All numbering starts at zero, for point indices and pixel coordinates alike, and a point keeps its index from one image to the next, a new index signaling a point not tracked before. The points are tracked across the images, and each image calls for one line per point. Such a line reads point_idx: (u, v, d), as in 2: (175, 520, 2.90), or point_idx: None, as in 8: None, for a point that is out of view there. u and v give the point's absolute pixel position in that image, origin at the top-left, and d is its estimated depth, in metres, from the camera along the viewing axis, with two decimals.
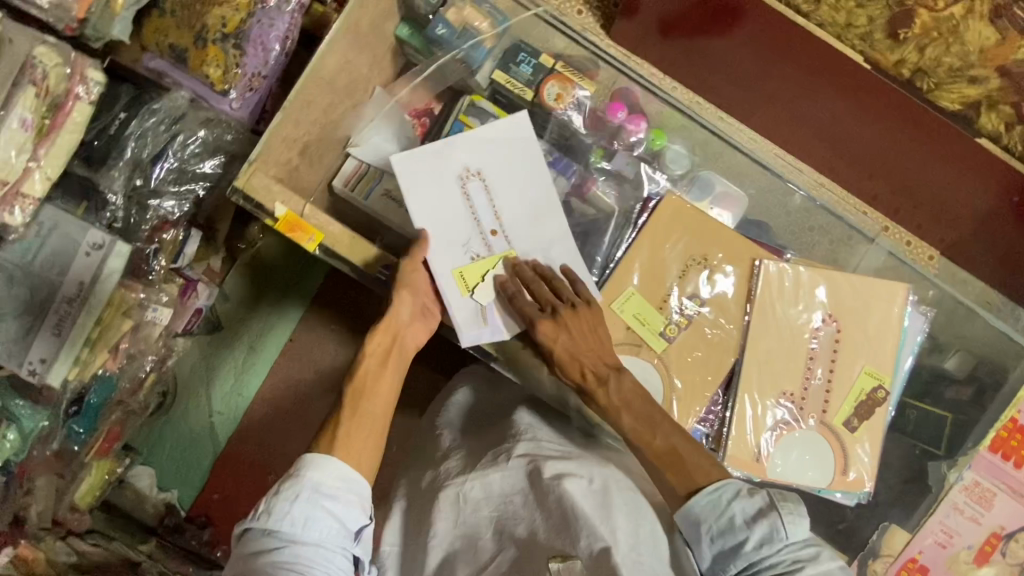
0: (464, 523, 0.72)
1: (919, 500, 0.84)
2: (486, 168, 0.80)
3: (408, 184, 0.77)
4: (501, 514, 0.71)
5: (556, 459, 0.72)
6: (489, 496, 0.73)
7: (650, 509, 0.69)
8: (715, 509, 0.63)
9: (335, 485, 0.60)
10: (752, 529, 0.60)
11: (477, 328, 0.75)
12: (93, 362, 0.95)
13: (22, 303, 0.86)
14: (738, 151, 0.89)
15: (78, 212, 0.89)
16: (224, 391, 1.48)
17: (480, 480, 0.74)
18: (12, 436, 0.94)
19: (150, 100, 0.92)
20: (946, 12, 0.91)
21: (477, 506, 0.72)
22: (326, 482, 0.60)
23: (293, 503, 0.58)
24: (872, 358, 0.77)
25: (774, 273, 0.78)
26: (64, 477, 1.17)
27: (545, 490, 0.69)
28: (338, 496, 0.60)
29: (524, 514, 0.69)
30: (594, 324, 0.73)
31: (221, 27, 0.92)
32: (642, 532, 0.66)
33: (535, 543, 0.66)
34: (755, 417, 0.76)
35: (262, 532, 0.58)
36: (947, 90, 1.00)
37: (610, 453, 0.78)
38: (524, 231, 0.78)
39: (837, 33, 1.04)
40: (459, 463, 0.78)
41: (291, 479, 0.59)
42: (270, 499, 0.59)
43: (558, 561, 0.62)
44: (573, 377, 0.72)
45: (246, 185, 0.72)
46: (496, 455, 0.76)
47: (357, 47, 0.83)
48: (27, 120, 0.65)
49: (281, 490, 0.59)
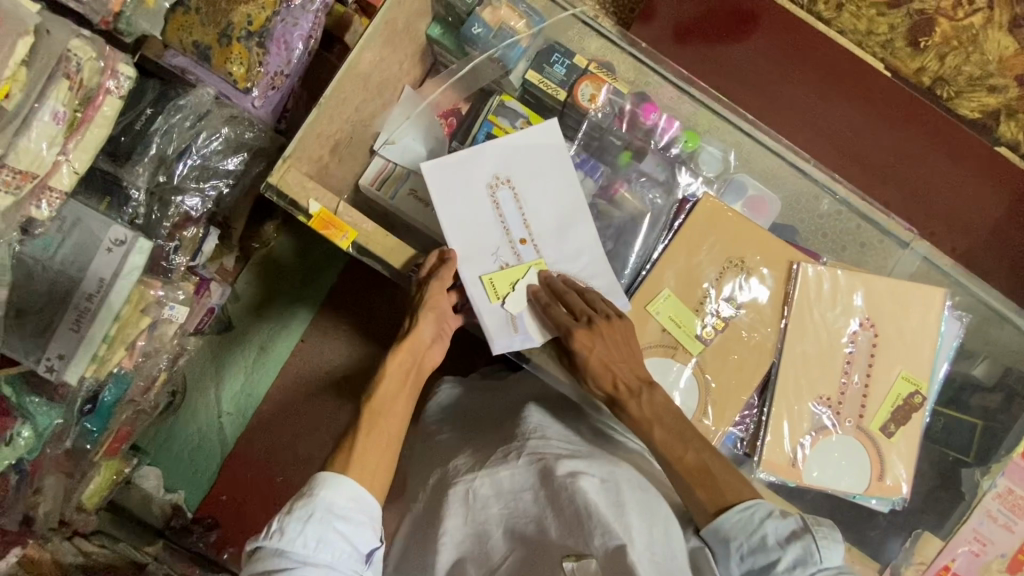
0: (475, 522, 0.72)
1: (953, 506, 0.81)
2: (515, 176, 0.79)
3: (437, 192, 0.77)
4: (511, 511, 0.71)
5: (567, 456, 0.72)
6: (498, 492, 0.73)
7: (664, 504, 0.67)
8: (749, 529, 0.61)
9: (348, 503, 0.59)
10: (785, 550, 0.59)
11: (507, 335, 0.74)
12: (110, 359, 0.94)
13: (42, 299, 0.85)
14: (768, 154, 0.90)
15: (101, 208, 0.87)
16: (234, 392, 1.47)
17: (489, 477, 0.74)
18: (26, 432, 0.91)
19: (176, 96, 0.91)
20: (966, 21, 1.02)
21: (488, 503, 0.72)
22: (341, 499, 0.59)
23: (308, 521, 0.57)
24: (909, 363, 0.77)
25: (812, 277, 0.78)
26: (73, 478, 1.16)
27: (557, 488, 0.67)
28: (353, 515, 0.59)
29: (535, 512, 0.69)
30: (628, 335, 0.72)
31: (246, 25, 0.92)
32: (655, 531, 0.63)
33: (546, 543, 0.65)
34: (791, 421, 0.76)
35: (272, 554, 0.56)
36: (967, 98, 1.09)
37: (622, 452, 0.78)
38: (553, 239, 0.78)
39: (858, 41, 1.12)
40: (468, 460, 0.78)
41: (306, 497, 0.58)
42: (284, 518, 0.57)
43: (572, 560, 0.61)
44: (605, 388, 0.72)
45: (280, 182, 0.73)
46: (507, 452, 0.76)
47: (388, 47, 0.84)
48: (59, 113, 0.65)
49: (294, 508, 0.58)
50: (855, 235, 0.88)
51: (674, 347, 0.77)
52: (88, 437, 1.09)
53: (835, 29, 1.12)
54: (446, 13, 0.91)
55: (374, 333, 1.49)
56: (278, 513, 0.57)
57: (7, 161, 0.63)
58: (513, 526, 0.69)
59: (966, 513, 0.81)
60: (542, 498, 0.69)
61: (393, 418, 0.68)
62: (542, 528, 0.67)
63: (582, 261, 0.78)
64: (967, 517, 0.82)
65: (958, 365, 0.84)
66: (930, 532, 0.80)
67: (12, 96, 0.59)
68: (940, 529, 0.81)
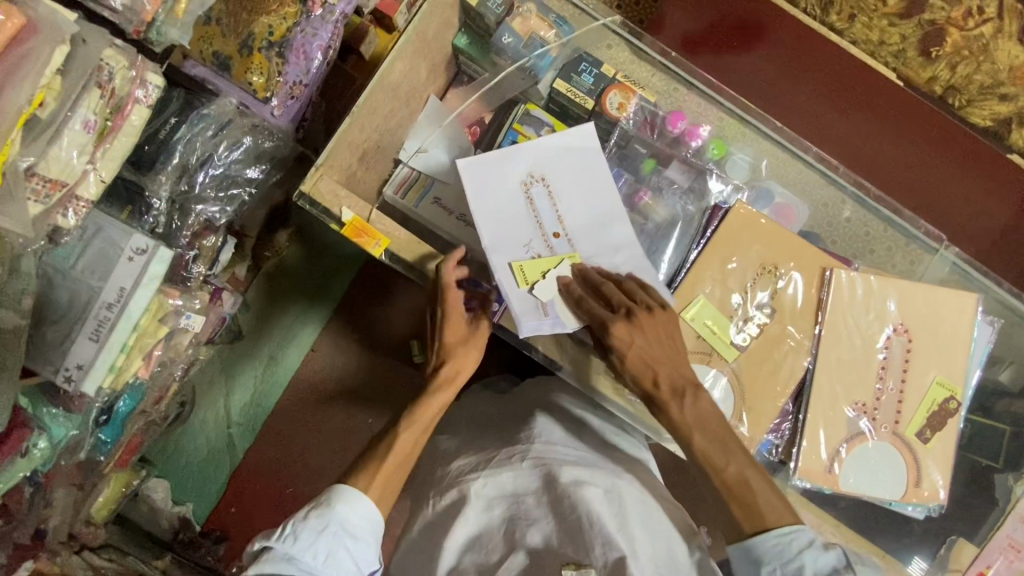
0: (475, 522, 0.74)
1: (987, 512, 0.81)
2: (550, 173, 0.80)
3: (472, 187, 0.78)
4: (512, 513, 0.74)
5: (569, 464, 0.76)
6: (501, 492, 0.76)
7: (659, 518, 0.74)
8: (785, 559, 0.63)
9: (359, 521, 0.64)
10: None
11: (537, 318, 0.73)
12: (128, 369, 0.93)
13: (62, 309, 0.84)
14: (793, 162, 0.90)
15: (123, 217, 0.87)
16: (243, 402, 1.45)
17: (492, 478, 0.77)
18: (43, 444, 0.89)
19: (199, 106, 0.92)
20: (976, 31, 1.10)
21: (490, 504, 0.76)
22: (354, 515, 0.64)
23: (322, 530, 0.61)
24: (944, 368, 0.77)
25: (845, 282, 0.78)
26: (83, 490, 1.13)
27: (561, 495, 0.72)
28: (362, 534, 0.64)
29: (537, 513, 0.73)
30: (670, 329, 0.71)
31: (267, 35, 0.92)
32: (646, 540, 0.71)
33: (547, 548, 0.70)
34: (827, 428, 0.76)
35: (280, 558, 0.59)
36: (979, 107, 1.13)
37: (621, 459, 0.83)
38: (589, 234, 0.78)
39: (871, 50, 1.15)
40: (469, 460, 0.81)
41: (322, 507, 0.63)
42: (299, 523, 0.61)
43: (571, 569, 0.67)
44: (643, 385, 0.71)
45: (313, 189, 0.74)
46: (510, 454, 0.79)
47: (417, 58, 0.86)
48: (89, 122, 0.65)
49: (310, 515, 0.62)
50: (878, 240, 0.89)
51: (709, 354, 0.77)
52: (100, 448, 1.08)
53: (846, 40, 1.16)
54: (473, 24, 0.92)
55: (387, 343, 1.49)
56: (293, 517, 0.61)
57: (38, 169, 0.63)
58: (514, 527, 0.72)
59: (1000, 521, 0.80)
60: (545, 502, 0.73)
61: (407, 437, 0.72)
62: (544, 531, 0.71)
63: (619, 256, 0.78)
64: (999, 524, 0.79)
65: (986, 371, 0.84)
66: (965, 539, 0.80)
67: (45, 105, 0.59)
68: (974, 536, 0.80)
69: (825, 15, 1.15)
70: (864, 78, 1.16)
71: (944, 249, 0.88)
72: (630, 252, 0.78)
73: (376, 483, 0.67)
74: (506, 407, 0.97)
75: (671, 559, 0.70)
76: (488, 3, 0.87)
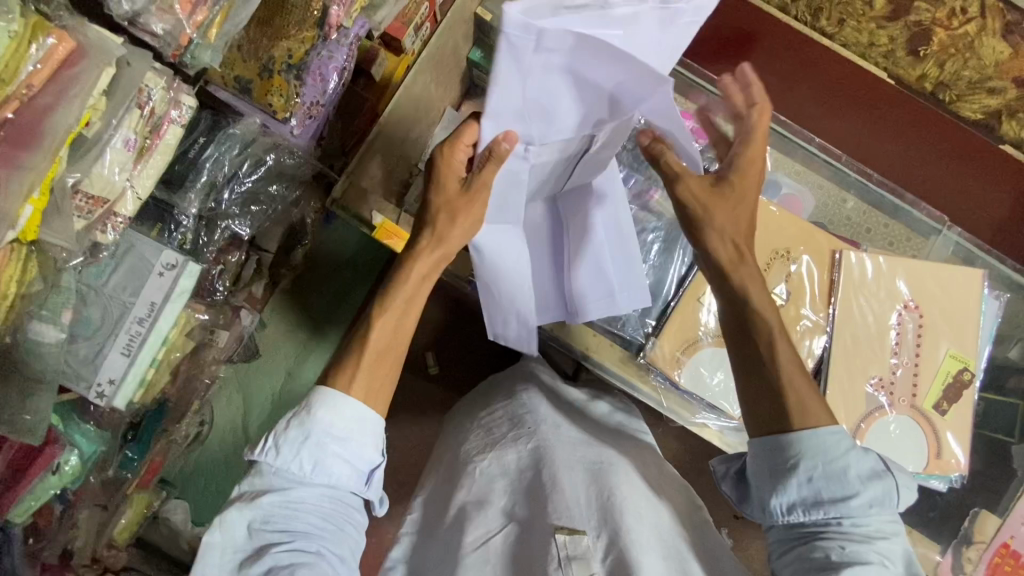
0: (477, 489, 0.80)
1: (1005, 482, 0.84)
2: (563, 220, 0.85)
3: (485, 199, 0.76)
4: (513, 488, 0.80)
5: (573, 442, 0.84)
6: (505, 471, 0.82)
7: (659, 504, 0.78)
8: (831, 455, 0.61)
9: (344, 422, 0.61)
10: (865, 487, 0.60)
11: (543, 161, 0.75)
12: (157, 384, 0.95)
13: (94, 324, 0.86)
14: (800, 154, 0.95)
15: (153, 234, 0.91)
16: (262, 418, 1.45)
17: (496, 460, 0.83)
18: (74, 460, 0.90)
19: (227, 126, 0.96)
20: (960, 30, 1.01)
21: (493, 480, 0.81)
22: (337, 417, 0.61)
23: (303, 440, 0.59)
24: (957, 342, 0.80)
25: (855, 264, 0.81)
26: (107, 510, 1.13)
27: (550, 471, 0.77)
28: (352, 431, 0.61)
29: (533, 486, 0.77)
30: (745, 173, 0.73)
31: (287, 59, 0.93)
32: (645, 524, 0.73)
33: (534, 520, 0.73)
34: (848, 406, 0.79)
35: (269, 469, 0.60)
36: (968, 101, 1.10)
37: (624, 444, 0.89)
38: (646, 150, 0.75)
39: (861, 52, 1.14)
40: (478, 443, 0.88)
41: (301, 414, 0.61)
42: (281, 435, 0.60)
43: (564, 534, 0.68)
44: None
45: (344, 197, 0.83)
46: (516, 437, 0.85)
47: (435, 70, 0.91)
48: (130, 140, 0.69)
49: (291, 426, 0.60)
50: (881, 228, 0.95)
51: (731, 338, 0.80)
52: (127, 465, 1.09)
53: (837, 42, 1.15)
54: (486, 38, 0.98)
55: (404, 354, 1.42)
56: (274, 429, 0.61)
57: (83, 186, 0.66)
58: (513, 501, 0.78)
59: (1021, 489, 0.83)
60: (545, 475, 0.77)
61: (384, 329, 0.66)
62: (533, 507, 0.75)
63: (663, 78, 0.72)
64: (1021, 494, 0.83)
65: (995, 347, 0.88)
66: (988, 510, 0.84)
67: (92, 124, 0.63)
68: (996, 506, 0.84)
69: (815, 21, 1.15)
70: (860, 80, 1.17)
71: (946, 230, 0.92)
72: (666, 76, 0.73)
73: (359, 379, 0.64)
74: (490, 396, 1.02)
75: (673, 538, 0.75)
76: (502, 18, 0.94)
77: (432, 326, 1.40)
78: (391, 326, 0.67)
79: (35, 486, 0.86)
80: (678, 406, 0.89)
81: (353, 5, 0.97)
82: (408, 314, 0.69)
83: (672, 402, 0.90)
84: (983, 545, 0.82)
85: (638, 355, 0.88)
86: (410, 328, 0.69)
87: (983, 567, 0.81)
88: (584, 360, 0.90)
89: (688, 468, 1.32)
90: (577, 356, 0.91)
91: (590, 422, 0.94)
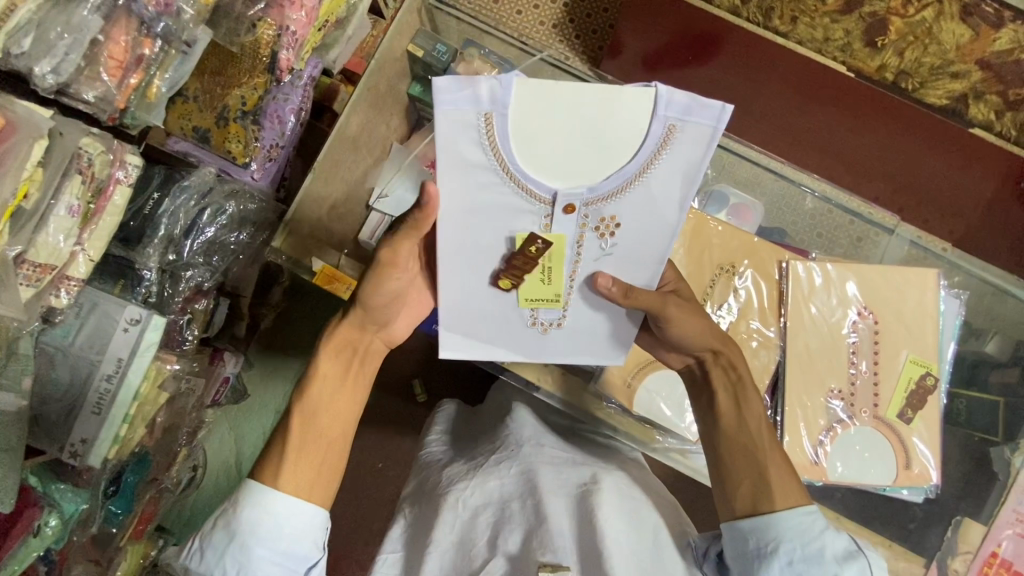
0: (461, 529, 0.76)
1: (987, 486, 0.82)
2: (586, 327, 0.77)
3: (573, 326, 0.77)
4: (498, 519, 0.76)
5: (556, 466, 0.82)
6: (488, 499, 0.78)
7: (648, 509, 0.79)
8: (807, 537, 0.66)
9: (268, 524, 0.63)
10: (843, 567, 0.65)
11: (586, 266, 0.71)
12: (132, 438, 0.95)
13: (63, 385, 0.87)
14: (746, 162, 0.95)
15: (116, 291, 0.91)
16: (254, 457, 1.40)
17: (479, 486, 0.79)
18: (53, 522, 0.89)
19: (181, 179, 0.96)
20: (917, 16, 0.91)
21: (477, 512, 0.77)
22: (263, 518, 0.63)
23: (227, 543, 0.62)
24: (916, 346, 0.80)
25: (802, 274, 0.81)
26: (100, 565, 1.10)
27: (535, 501, 0.74)
28: (284, 527, 0.64)
29: (519, 517, 0.74)
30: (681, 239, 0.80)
31: (241, 106, 0.96)
32: (631, 556, 0.70)
33: (523, 552, 0.71)
34: (808, 423, 0.79)
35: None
36: (932, 87, 1.01)
37: (613, 459, 0.89)
38: (678, 164, 0.65)
39: (817, 48, 1.06)
40: (461, 470, 0.84)
41: (228, 513, 0.64)
42: (208, 538, 0.64)
43: (548, 570, 0.66)
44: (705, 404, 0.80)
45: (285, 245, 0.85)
46: (496, 464, 0.82)
47: (375, 107, 0.96)
48: (74, 207, 0.70)
49: (217, 528, 0.64)
50: (847, 230, 0.94)
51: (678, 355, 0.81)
52: (112, 520, 1.08)
53: (792, 41, 1.08)
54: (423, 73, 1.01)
55: (388, 383, 1.39)
56: (202, 530, 0.65)
57: (28, 256, 0.68)
58: (497, 532, 0.74)
59: (1005, 493, 0.80)
60: (529, 505, 0.75)
61: (324, 409, 0.70)
62: (519, 538, 0.73)
63: (523, 179, 0.65)
64: (1005, 499, 0.80)
65: (967, 343, 0.88)
66: (972, 518, 0.81)
67: (30, 196, 0.64)
68: (980, 513, 0.81)
69: (768, 21, 1.06)
70: (835, 85, 1.08)
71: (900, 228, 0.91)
72: (505, 189, 0.66)
73: (284, 471, 0.66)
74: (484, 421, 1.04)
75: (657, 558, 0.74)
76: (433, 53, 0.97)
77: (412, 355, 1.38)
78: (327, 393, 0.71)
79: (16, 551, 0.84)
80: (633, 427, 0.89)
81: (302, 48, 0.94)
82: (345, 385, 0.72)
83: (628, 425, 0.90)
84: (970, 555, 0.79)
85: (590, 382, 0.88)
86: (341, 410, 0.71)
87: None
88: (540, 391, 0.90)
89: (684, 485, 1.29)
90: (532, 387, 0.91)
91: (580, 441, 0.93)
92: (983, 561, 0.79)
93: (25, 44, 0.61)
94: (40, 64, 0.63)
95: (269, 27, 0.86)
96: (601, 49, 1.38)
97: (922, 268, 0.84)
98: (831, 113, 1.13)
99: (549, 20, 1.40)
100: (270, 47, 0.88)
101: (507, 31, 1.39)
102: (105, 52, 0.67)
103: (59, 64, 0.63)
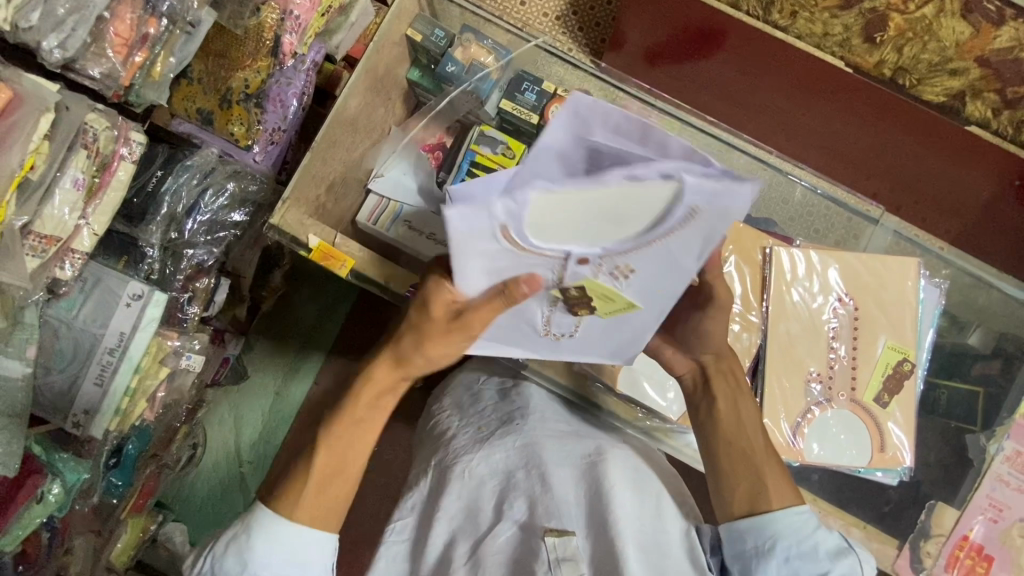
0: (468, 494, 0.78)
1: (962, 473, 0.85)
2: (601, 335, 0.74)
3: (585, 337, 0.75)
4: (503, 487, 0.77)
5: (561, 437, 0.82)
6: (494, 471, 0.79)
7: (654, 479, 0.80)
8: (801, 534, 0.69)
9: (279, 559, 0.65)
10: (835, 565, 0.68)
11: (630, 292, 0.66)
12: (133, 411, 0.97)
13: (68, 356, 0.90)
14: (737, 151, 0.97)
15: (119, 266, 0.94)
16: (253, 437, 1.42)
17: (486, 458, 0.80)
18: (56, 489, 0.91)
19: (183, 158, 0.98)
20: (917, 13, 0.88)
21: (483, 482, 0.79)
22: (275, 549, 0.65)
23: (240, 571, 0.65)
24: (894, 333, 0.81)
25: (784, 259, 0.82)
26: (101, 536, 1.13)
27: (542, 474, 0.76)
28: (300, 556, 0.66)
29: (526, 488, 0.75)
30: None
31: (244, 89, 0.98)
32: (638, 525, 0.73)
33: (532, 519, 0.73)
34: (788, 407, 0.80)
35: None
36: (929, 85, 0.99)
37: (616, 433, 0.88)
38: (699, 241, 0.61)
39: (816, 43, 1.03)
40: (468, 440, 0.83)
41: (240, 541, 0.66)
42: (220, 559, 0.66)
43: (553, 535, 0.70)
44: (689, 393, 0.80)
45: (281, 223, 0.85)
46: (502, 436, 0.82)
47: (373, 90, 0.98)
48: (79, 180, 0.73)
49: (229, 554, 0.66)
50: (835, 221, 0.96)
51: None
52: (113, 491, 1.10)
53: (792, 34, 1.04)
54: (422, 57, 1.03)
55: None
56: (213, 553, 0.66)
57: (34, 227, 0.71)
58: (504, 499, 0.76)
59: (978, 480, 0.83)
60: (534, 475, 0.76)
61: (343, 443, 0.69)
62: (530, 506, 0.74)
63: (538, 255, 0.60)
64: (978, 485, 0.83)
65: (950, 334, 0.89)
66: (945, 502, 0.83)
67: (36, 168, 0.67)
68: (954, 499, 0.83)
69: (767, 14, 1.02)
70: (839, 83, 1.05)
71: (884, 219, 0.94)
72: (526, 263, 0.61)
73: (302, 505, 0.67)
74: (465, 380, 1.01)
75: (660, 536, 0.74)
76: (432, 38, 0.99)
77: None
78: (352, 436, 0.70)
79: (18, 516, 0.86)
80: (618, 407, 0.91)
81: (306, 33, 0.97)
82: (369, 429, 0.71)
83: (610, 401, 0.91)
84: (942, 538, 0.82)
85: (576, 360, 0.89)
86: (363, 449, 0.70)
87: (944, 560, 0.81)
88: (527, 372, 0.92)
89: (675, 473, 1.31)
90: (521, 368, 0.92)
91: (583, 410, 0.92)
92: (953, 544, 0.81)
93: (32, 19, 0.64)
94: (48, 39, 0.65)
95: (274, 10, 0.90)
96: (604, 41, 1.39)
97: (905, 258, 0.85)
98: (833, 108, 1.11)
99: (553, 10, 1.41)
100: (275, 30, 0.92)
101: (511, 21, 1.41)
102: (110, 28, 0.69)
103: (66, 39, 0.66)
